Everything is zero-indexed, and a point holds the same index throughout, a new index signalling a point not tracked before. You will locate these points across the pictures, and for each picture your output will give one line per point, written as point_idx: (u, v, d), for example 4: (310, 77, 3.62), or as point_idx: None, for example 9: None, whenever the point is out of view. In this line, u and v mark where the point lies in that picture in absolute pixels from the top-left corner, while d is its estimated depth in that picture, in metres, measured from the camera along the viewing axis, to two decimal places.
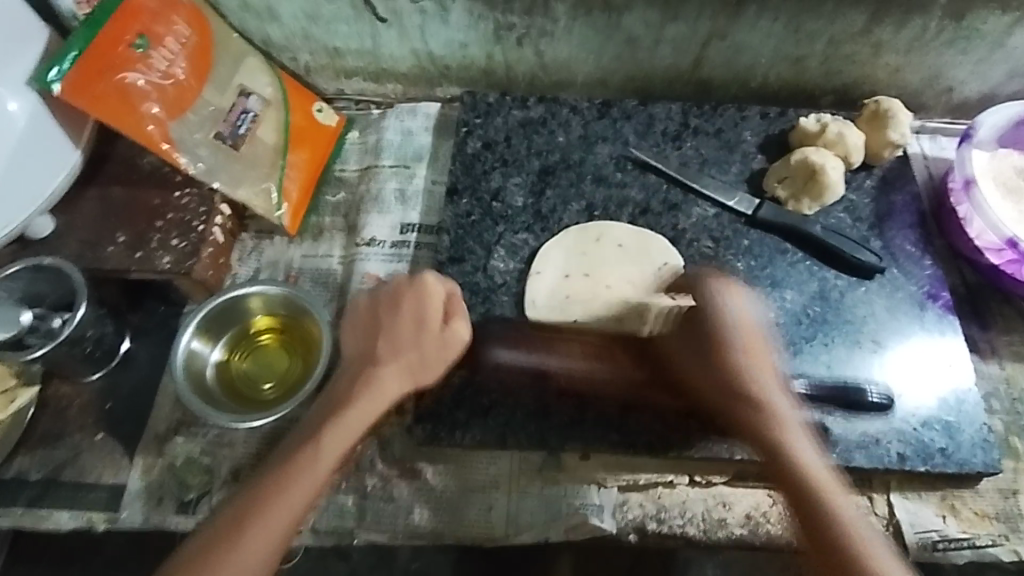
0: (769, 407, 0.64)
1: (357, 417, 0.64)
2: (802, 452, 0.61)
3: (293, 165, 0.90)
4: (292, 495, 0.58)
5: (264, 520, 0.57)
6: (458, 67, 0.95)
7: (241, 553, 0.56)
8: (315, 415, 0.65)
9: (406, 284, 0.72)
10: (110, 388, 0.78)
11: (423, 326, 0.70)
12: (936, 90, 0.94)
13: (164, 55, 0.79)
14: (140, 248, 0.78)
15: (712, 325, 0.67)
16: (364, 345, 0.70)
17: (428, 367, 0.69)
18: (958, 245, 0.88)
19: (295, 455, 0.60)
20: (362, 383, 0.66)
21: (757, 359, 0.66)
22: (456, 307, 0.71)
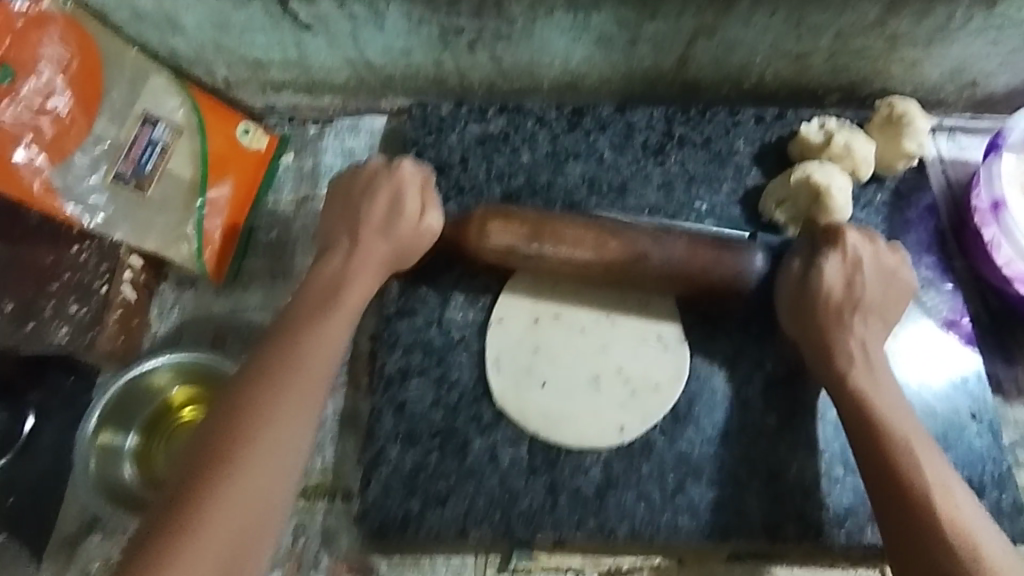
0: (890, 399, 0.58)
1: (364, 283, 0.63)
2: (894, 414, 0.57)
3: (214, 204, 0.77)
4: (319, 356, 0.57)
5: (297, 379, 0.55)
6: (403, 76, 0.81)
7: (280, 410, 0.53)
8: (317, 282, 0.62)
9: (382, 171, 0.66)
10: (13, 481, 0.68)
11: (396, 210, 0.65)
12: (958, 84, 0.81)
13: (36, 86, 0.66)
14: (30, 320, 0.67)
15: (826, 288, 0.61)
16: (341, 229, 0.64)
17: (404, 255, 0.65)
18: (982, 270, 0.77)
19: (300, 330, 0.58)
20: (346, 268, 0.63)
21: (868, 326, 0.62)
22: (428, 198, 0.66)
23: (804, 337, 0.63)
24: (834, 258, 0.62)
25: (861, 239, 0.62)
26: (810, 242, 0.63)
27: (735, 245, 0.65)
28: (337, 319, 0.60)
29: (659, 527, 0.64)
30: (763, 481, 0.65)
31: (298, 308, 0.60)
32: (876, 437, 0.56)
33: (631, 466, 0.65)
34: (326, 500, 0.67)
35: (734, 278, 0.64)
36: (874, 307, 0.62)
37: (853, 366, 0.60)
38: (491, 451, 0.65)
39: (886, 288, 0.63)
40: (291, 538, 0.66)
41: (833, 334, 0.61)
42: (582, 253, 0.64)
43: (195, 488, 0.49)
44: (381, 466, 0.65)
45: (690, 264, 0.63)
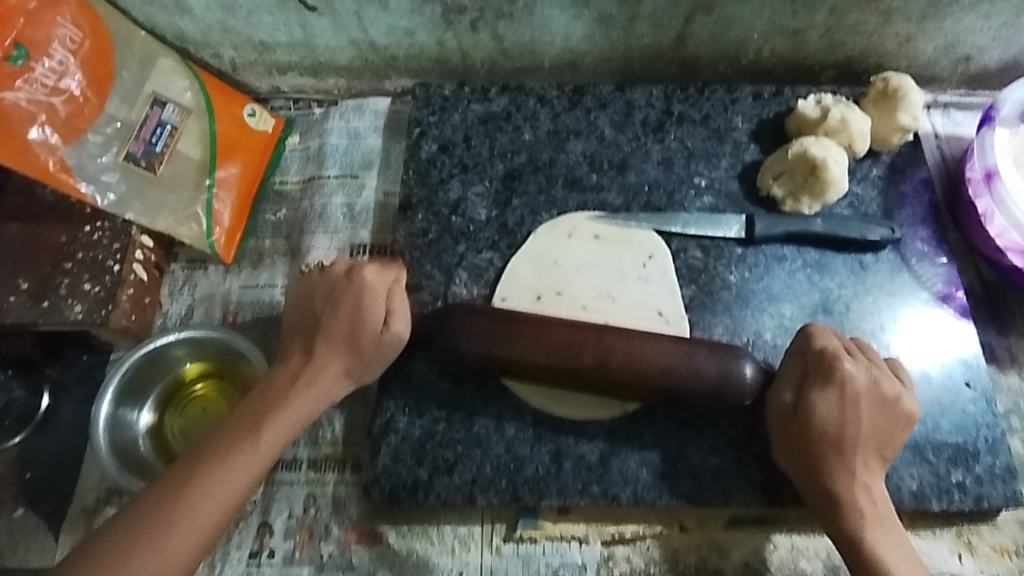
0: (880, 521, 0.59)
1: (305, 404, 0.62)
2: (881, 536, 0.58)
3: (223, 184, 0.78)
4: (237, 473, 0.58)
5: (206, 494, 0.56)
6: (406, 57, 0.83)
7: (182, 518, 0.55)
8: (259, 397, 0.62)
9: (344, 278, 0.66)
10: (32, 454, 0.70)
11: (358, 326, 0.64)
12: (952, 59, 0.82)
13: (49, 66, 0.68)
14: (45, 297, 0.69)
15: (819, 423, 0.60)
16: (297, 339, 0.65)
17: (365, 367, 0.65)
18: (976, 242, 0.78)
19: (228, 450, 0.58)
20: (293, 384, 0.63)
21: (865, 459, 0.61)
22: (396, 305, 0.65)
23: (796, 466, 0.62)
24: (827, 392, 0.61)
25: (857, 372, 0.62)
26: (801, 377, 0.63)
27: (722, 354, 0.62)
28: (257, 452, 0.59)
29: (661, 491, 0.65)
30: (763, 446, 0.67)
31: (231, 421, 0.60)
32: (861, 556, 0.58)
33: (634, 433, 0.67)
34: (337, 470, 0.69)
35: (717, 389, 0.61)
36: (870, 430, 0.61)
37: (840, 491, 0.60)
38: (498, 419, 0.67)
39: (881, 402, 0.62)
40: (303, 507, 0.68)
41: (825, 468, 0.60)
42: (544, 357, 0.61)
43: (77, 572, 0.53)
44: (389, 436, 0.67)
45: (666, 374, 0.61)
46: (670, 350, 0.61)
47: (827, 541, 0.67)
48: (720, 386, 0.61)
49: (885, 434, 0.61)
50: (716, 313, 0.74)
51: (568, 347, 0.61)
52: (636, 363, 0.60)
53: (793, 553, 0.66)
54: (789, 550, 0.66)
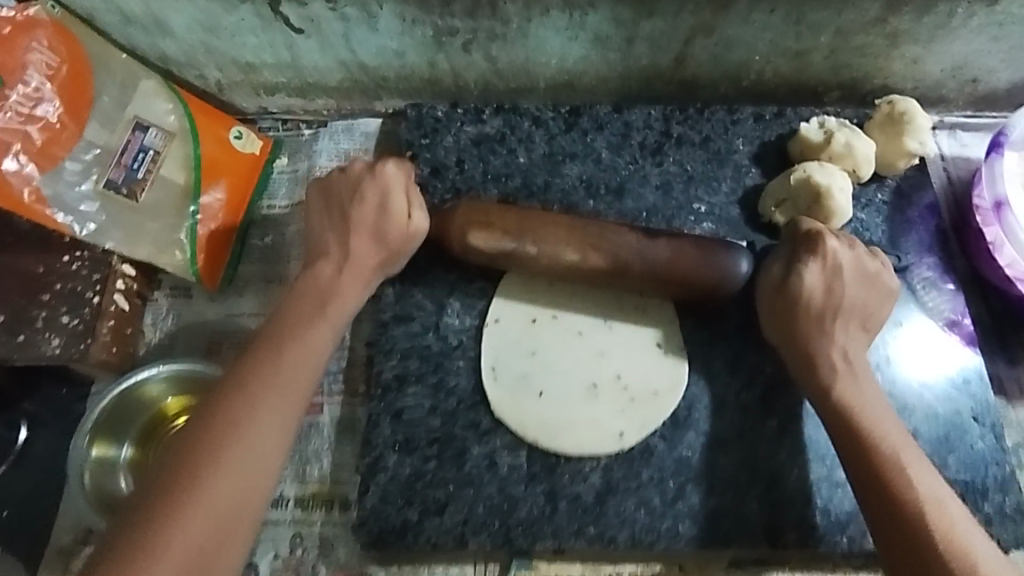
0: (874, 406, 0.58)
1: (354, 291, 0.63)
2: (877, 417, 0.58)
3: (208, 210, 0.76)
4: (303, 364, 0.58)
5: (272, 391, 0.55)
6: (397, 77, 0.80)
7: (256, 421, 0.53)
8: (308, 288, 0.62)
9: (365, 172, 0.65)
10: (8, 492, 0.68)
11: (385, 214, 0.64)
12: (960, 81, 0.80)
13: (23, 93, 0.66)
14: (21, 331, 0.66)
15: (806, 294, 0.61)
16: (328, 237, 0.64)
17: (393, 259, 0.65)
18: (985, 271, 0.76)
19: (285, 344, 0.58)
20: (336, 278, 0.63)
21: (847, 330, 0.62)
22: (413, 197, 0.66)
23: (787, 341, 0.62)
24: (814, 265, 0.62)
25: (841, 248, 0.63)
26: (791, 250, 0.63)
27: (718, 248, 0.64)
28: (312, 343, 0.59)
29: (659, 534, 0.63)
30: (765, 486, 0.64)
31: (284, 318, 0.60)
32: (855, 431, 0.57)
33: (631, 472, 0.65)
34: (323, 509, 0.67)
35: (712, 277, 0.63)
36: (853, 308, 0.62)
37: (823, 352, 0.61)
38: (490, 457, 0.65)
39: (867, 287, 0.63)
40: (289, 548, 0.65)
41: (815, 340, 0.61)
42: (553, 256, 0.64)
43: (159, 500, 0.49)
44: (378, 474, 0.65)
45: (665, 259, 0.63)
46: (673, 240, 0.63)
47: None
48: (718, 276, 0.63)
49: (869, 304, 0.63)
50: None
51: (566, 240, 0.63)
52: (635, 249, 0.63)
53: None
54: None
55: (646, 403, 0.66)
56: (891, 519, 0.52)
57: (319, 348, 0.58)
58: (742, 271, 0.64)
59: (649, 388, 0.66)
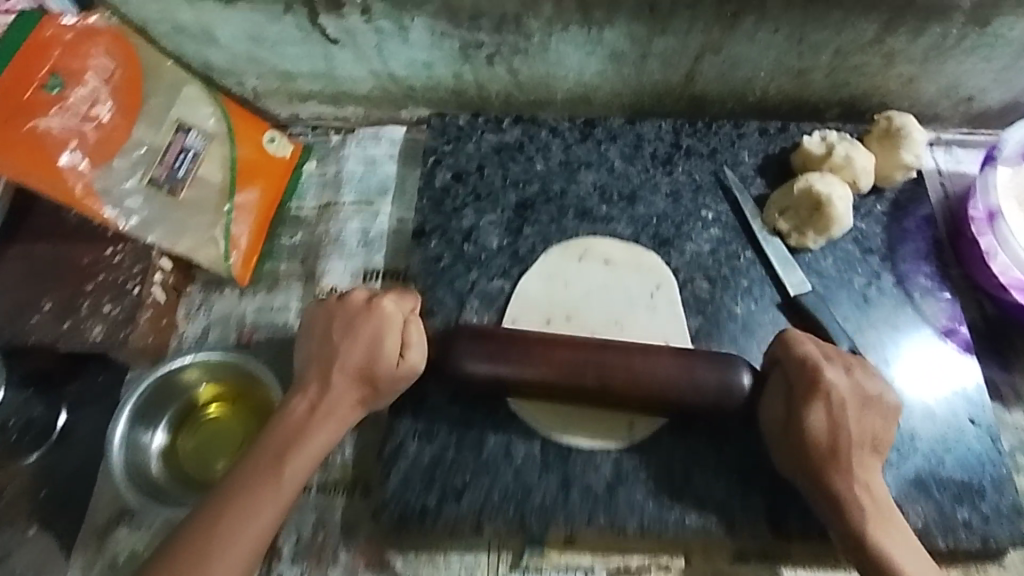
0: (890, 520, 0.58)
1: (326, 435, 0.60)
2: (886, 538, 0.57)
3: (243, 208, 0.80)
4: (263, 514, 0.56)
5: (231, 543, 0.54)
6: (423, 88, 0.85)
7: (211, 565, 0.53)
8: (275, 438, 0.59)
9: (363, 307, 0.64)
10: (46, 473, 0.71)
11: (376, 360, 0.62)
12: (954, 100, 0.84)
13: (84, 95, 0.71)
14: (68, 317, 0.71)
15: (812, 437, 0.60)
16: (312, 371, 0.63)
17: (380, 397, 0.63)
18: (978, 278, 0.80)
19: (246, 487, 0.56)
20: (308, 419, 0.60)
21: (860, 453, 0.60)
22: (412, 335, 0.64)
23: (792, 464, 0.62)
24: (815, 406, 0.60)
25: (853, 409, 0.60)
26: (787, 391, 0.62)
27: (717, 364, 0.63)
28: (279, 496, 0.57)
29: (667, 522, 0.66)
30: (767, 477, 0.68)
31: (244, 467, 0.58)
32: (869, 554, 0.57)
33: (640, 463, 0.68)
34: (346, 494, 0.70)
35: (716, 401, 0.62)
36: (857, 433, 0.60)
37: (836, 470, 0.59)
38: (506, 446, 0.68)
39: (863, 392, 0.61)
40: (312, 530, 0.68)
41: (829, 483, 0.59)
42: (560, 383, 0.62)
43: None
44: (400, 460, 0.68)
45: (651, 374, 0.62)
46: (669, 362, 0.62)
47: None
48: (718, 399, 0.62)
49: (881, 434, 0.61)
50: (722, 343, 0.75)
51: (568, 358, 0.62)
52: (643, 377, 0.61)
53: None
54: None
55: None
56: None
57: (286, 491, 0.57)
58: (741, 385, 0.62)
59: None
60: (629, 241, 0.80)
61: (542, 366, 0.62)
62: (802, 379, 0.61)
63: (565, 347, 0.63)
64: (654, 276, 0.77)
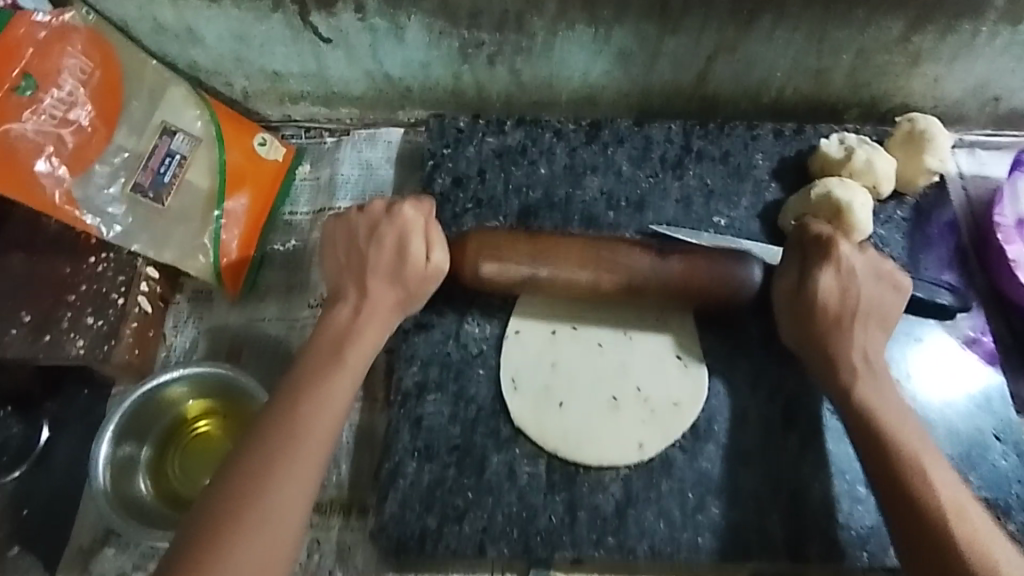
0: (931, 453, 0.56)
1: (367, 345, 0.61)
2: (887, 415, 0.58)
3: (232, 215, 0.76)
4: (321, 422, 0.56)
5: (290, 468, 0.53)
6: (421, 89, 0.81)
7: (277, 488, 0.52)
8: (301, 372, 0.58)
9: (383, 214, 0.65)
10: (26, 493, 0.68)
11: (403, 253, 0.63)
12: (980, 100, 0.80)
13: (59, 97, 0.67)
14: (47, 331, 0.67)
15: (821, 298, 0.62)
16: (347, 279, 0.63)
17: (414, 301, 0.64)
18: (1006, 289, 0.76)
19: (293, 414, 0.55)
20: (354, 322, 0.61)
21: (866, 328, 0.62)
22: (433, 235, 0.64)
23: (798, 337, 0.64)
24: (827, 268, 0.62)
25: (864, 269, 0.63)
26: (801, 254, 0.64)
27: (734, 259, 0.65)
28: (326, 410, 0.56)
29: (679, 546, 0.63)
30: (784, 498, 0.64)
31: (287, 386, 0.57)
32: (858, 412, 0.59)
33: (651, 485, 0.64)
34: (341, 515, 0.67)
35: (729, 290, 0.65)
36: (866, 302, 0.62)
37: (846, 368, 0.61)
38: (509, 466, 0.65)
39: (879, 290, 0.63)
40: (306, 554, 0.65)
41: (838, 368, 0.61)
42: (581, 274, 0.64)
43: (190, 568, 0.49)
44: (397, 481, 0.65)
45: (681, 271, 0.64)
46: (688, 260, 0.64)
47: None
48: (732, 290, 0.65)
49: (881, 301, 0.63)
50: None
51: (589, 269, 0.64)
52: (669, 284, 0.64)
53: None
54: None
55: (667, 413, 0.66)
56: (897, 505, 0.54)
57: (335, 406, 0.56)
58: (753, 277, 0.65)
59: (671, 399, 0.66)
60: None
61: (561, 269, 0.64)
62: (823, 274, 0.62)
63: (590, 262, 0.64)
64: None
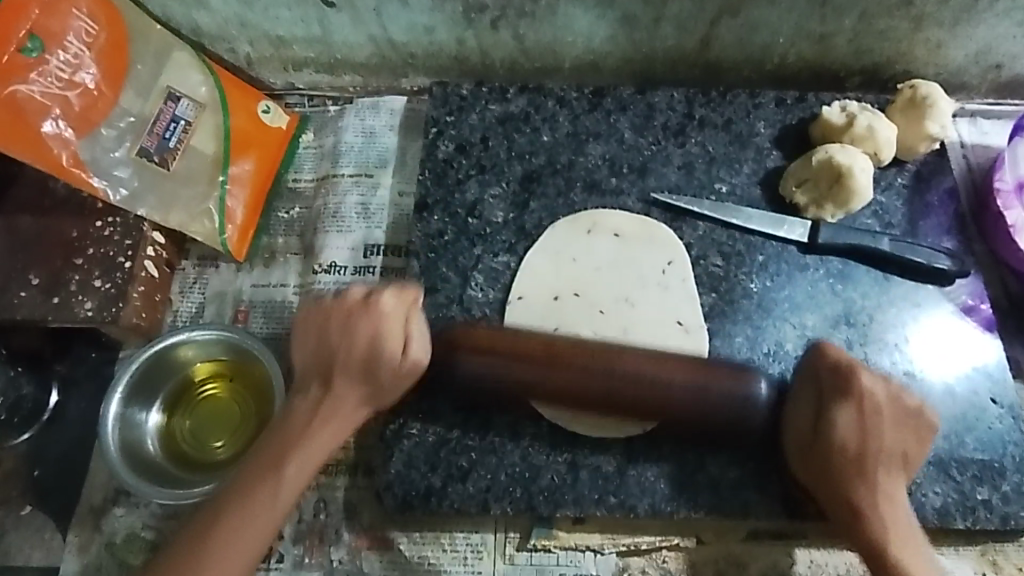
0: (902, 536, 0.57)
1: (327, 437, 0.59)
2: (891, 524, 0.57)
3: (237, 180, 0.77)
4: (259, 517, 0.56)
5: (219, 559, 0.54)
6: (425, 55, 0.81)
7: (212, 559, 0.54)
8: (275, 438, 0.59)
9: (358, 305, 0.62)
10: (37, 452, 0.69)
11: (376, 358, 0.60)
12: (982, 67, 0.81)
13: (64, 59, 0.67)
14: (57, 292, 0.68)
15: (839, 442, 0.58)
16: (311, 359, 0.61)
17: (387, 396, 0.61)
18: (1004, 255, 0.77)
19: (250, 487, 0.56)
20: (308, 427, 0.59)
21: (889, 474, 0.58)
22: (411, 330, 0.61)
23: (811, 473, 0.60)
24: (845, 409, 0.59)
25: (889, 421, 0.59)
26: (817, 392, 0.60)
27: (734, 374, 0.61)
28: (272, 506, 0.56)
29: (679, 503, 0.64)
30: (783, 458, 0.65)
31: (244, 470, 0.58)
32: (874, 541, 0.57)
33: (652, 445, 0.65)
34: (347, 475, 0.68)
35: (733, 414, 0.60)
36: (886, 442, 0.58)
37: (846, 442, 0.58)
38: (513, 426, 0.66)
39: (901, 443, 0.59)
40: (313, 512, 0.67)
41: (838, 424, 0.58)
42: (570, 387, 0.60)
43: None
44: (403, 441, 0.66)
45: (674, 381, 0.60)
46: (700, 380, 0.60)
47: (847, 557, 0.66)
48: (733, 404, 0.60)
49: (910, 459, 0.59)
50: (736, 321, 0.72)
51: (581, 380, 0.59)
52: (661, 405, 0.60)
53: (813, 569, 0.66)
54: (808, 565, 0.66)
55: None
56: None
57: (283, 503, 0.56)
58: (761, 397, 0.61)
59: None
60: (640, 214, 0.76)
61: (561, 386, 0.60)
62: (825, 394, 0.60)
63: (579, 366, 0.59)
64: (667, 251, 0.74)
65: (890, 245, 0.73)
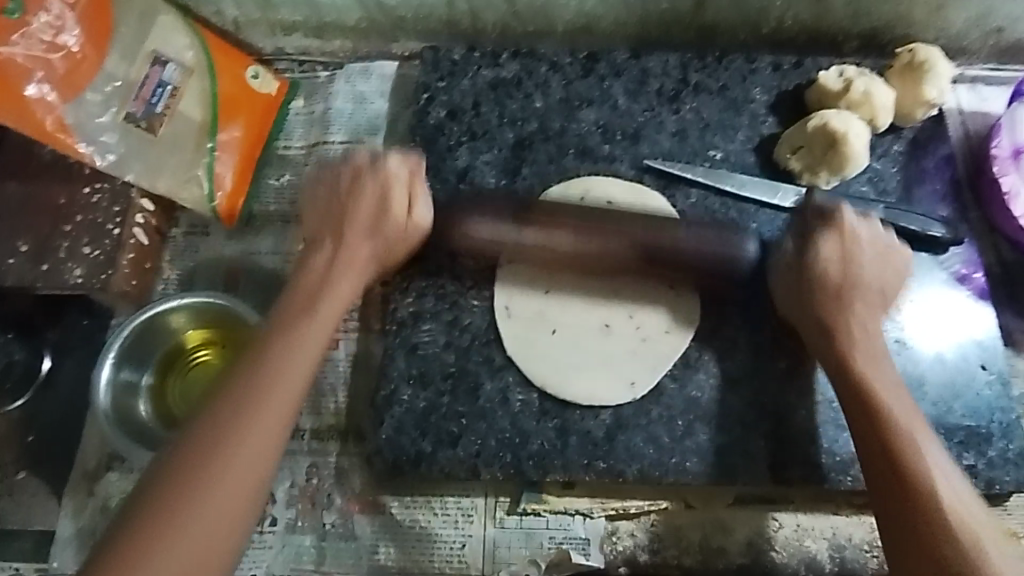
0: (896, 394, 0.56)
1: (349, 283, 0.62)
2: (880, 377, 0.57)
3: (225, 147, 0.76)
4: (291, 374, 0.54)
5: (264, 402, 0.52)
6: (416, 18, 0.81)
7: (256, 425, 0.51)
8: (300, 288, 0.61)
9: (367, 166, 0.64)
10: (31, 419, 0.70)
11: (385, 211, 0.64)
12: (982, 31, 0.79)
13: (47, 21, 0.66)
14: (46, 259, 0.68)
15: (822, 264, 0.61)
16: (323, 224, 0.64)
17: (393, 254, 0.65)
18: (999, 221, 0.76)
19: (276, 345, 0.55)
20: (330, 270, 0.62)
21: (867, 304, 0.61)
22: (417, 190, 0.64)
23: (793, 307, 0.63)
24: (830, 238, 0.62)
25: (867, 242, 0.63)
26: (801, 224, 0.64)
27: (726, 232, 0.65)
28: (305, 348, 0.56)
29: (667, 469, 0.64)
30: (772, 424, 0.66)
31: (265, 337, 0.57)
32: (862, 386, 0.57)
33: (640, 412, 0.66)
34: (339, 440, 0.68)
35: (716, 262, 0.65)
36: (872, 285, 0.61)
37: (837, 282, 0.61)
38: (502, 393, 0.66)
39: (882, 267, 0.62)
40: (306, 477, 0.67)
41: (832, 278, 0.61)
42: (569, 221, 0.65)
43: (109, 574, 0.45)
44: (393, 407, 0.66)
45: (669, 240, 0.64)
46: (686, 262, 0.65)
47: (832, 522, 0.67)
48: (720, 255, 0.64)
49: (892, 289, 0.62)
50: None
51: (572, 234, 0.64)
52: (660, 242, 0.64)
53: (799, 533, 0.66)
54: (793, 529, 0.66)
55: (656, 341, 0.67)
56: (894, 500, 0.51)
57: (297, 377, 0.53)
58: (747, 251, 0.65)
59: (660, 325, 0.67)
60: (633, 181, 0.75)
61: (545, 230, 0.65)
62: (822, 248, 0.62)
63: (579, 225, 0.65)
64: None
65: (885, 211, 0.72)
